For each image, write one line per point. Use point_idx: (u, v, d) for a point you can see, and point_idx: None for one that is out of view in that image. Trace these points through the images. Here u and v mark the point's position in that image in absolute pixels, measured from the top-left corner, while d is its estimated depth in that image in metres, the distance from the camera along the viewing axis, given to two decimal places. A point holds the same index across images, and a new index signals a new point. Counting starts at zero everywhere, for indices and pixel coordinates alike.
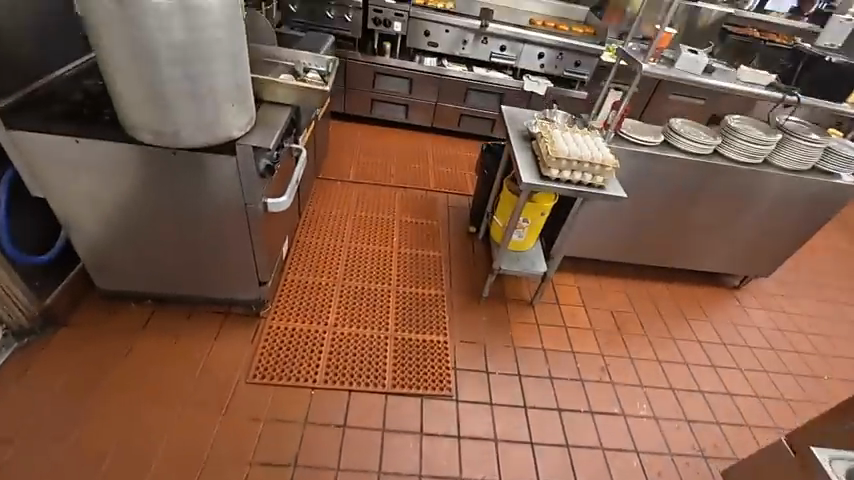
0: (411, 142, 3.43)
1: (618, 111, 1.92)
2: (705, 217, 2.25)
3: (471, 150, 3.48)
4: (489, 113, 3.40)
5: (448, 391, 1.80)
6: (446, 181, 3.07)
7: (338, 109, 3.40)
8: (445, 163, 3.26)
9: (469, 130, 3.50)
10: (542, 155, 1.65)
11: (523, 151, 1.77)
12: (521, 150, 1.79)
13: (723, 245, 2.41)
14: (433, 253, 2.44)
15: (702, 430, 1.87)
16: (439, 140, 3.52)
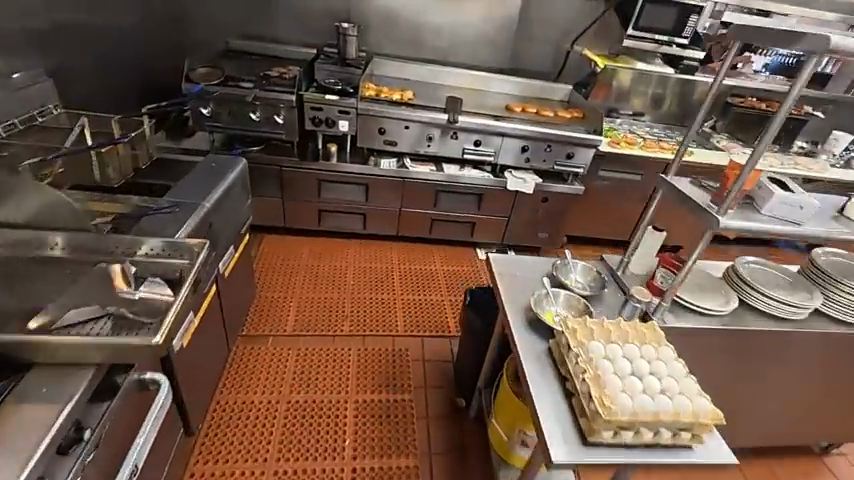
0: (374, 257, 2.72)
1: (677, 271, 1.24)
2: (782, 393, 1.52)
3: (449, 261, 2.80)
4: (466, 217, 2.77)
5: None
6: (421, 315, 2.33)
7: (278, 223, 2.69)
8: (418, 285, 2.55)
9: (443, 236, 2.84)
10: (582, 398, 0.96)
11: (541, 370, 1.07)
12: (538, 366, 1.08)
13: (799, 418, 1.65)
14: (407, 459, 1.65)
15: None
16: (408, 250, 2.83)
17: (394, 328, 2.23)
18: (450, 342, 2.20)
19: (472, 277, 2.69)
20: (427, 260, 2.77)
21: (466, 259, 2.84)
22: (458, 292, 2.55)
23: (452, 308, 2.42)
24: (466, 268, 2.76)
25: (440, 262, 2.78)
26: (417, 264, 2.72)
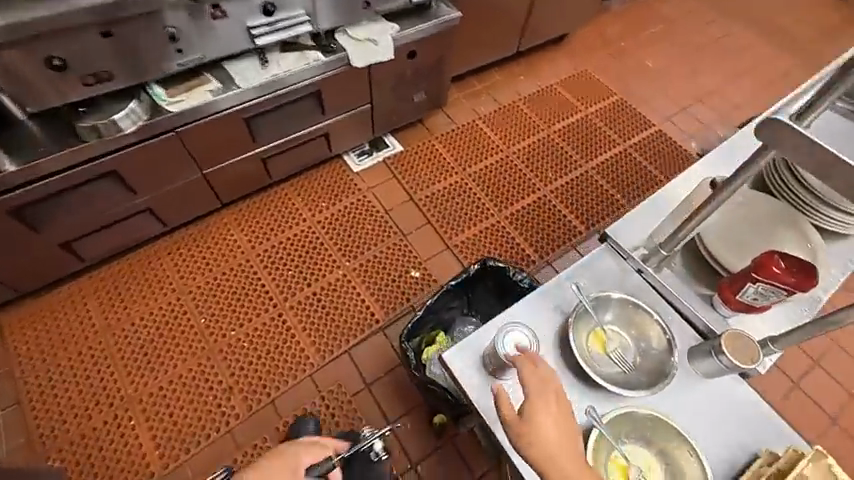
0: (211, 260, 1.72)
1: (779, 288, 0.73)
2: None
3: (320, 203, 1.90)
4: (311, 132, 1.75)
5: None
6: (329, 322, 1.63)
7: (12, 295, 1.51)
8: (299, 273, 1.72)
9: (291, 170, 1.85)
10: None
11: None
12: None
13: None
14: None
15: None
16: (254, 218, 1.83)
17: (306, 366, 1.54)
18: (385, 338, 1.61)
19: (362, 214, 1.89)
20: (289, 221, 1.84)
21: (340, 187, 1.95)
22: (357, 251, 1.79)
23: (362, 283, 1.72)
24: (347, 202, 1.91)
25: (308, 213, 1.87)
26: (280, 236, 1.80)
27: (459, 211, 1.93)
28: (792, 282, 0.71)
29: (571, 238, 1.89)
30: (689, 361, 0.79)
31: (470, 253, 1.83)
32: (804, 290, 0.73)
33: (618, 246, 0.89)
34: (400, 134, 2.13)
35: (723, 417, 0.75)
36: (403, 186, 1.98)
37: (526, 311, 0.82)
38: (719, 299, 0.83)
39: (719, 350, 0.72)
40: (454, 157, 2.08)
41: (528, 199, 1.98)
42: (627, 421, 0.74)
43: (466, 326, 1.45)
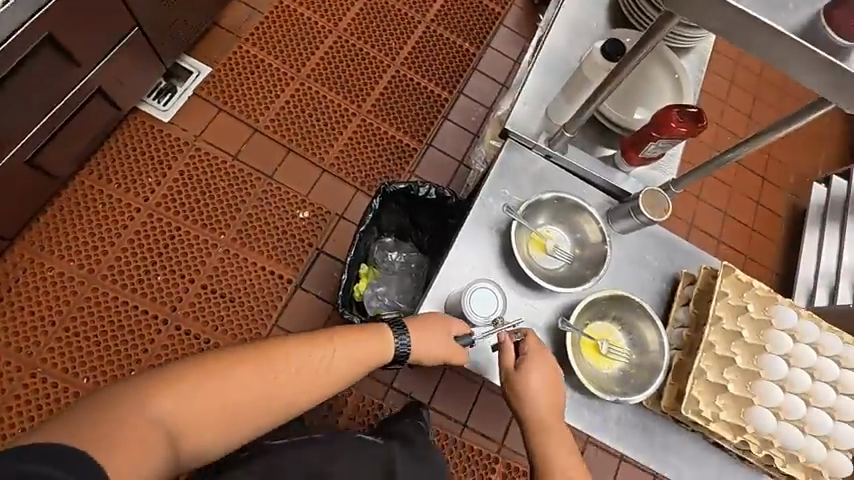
0: (46, 312, 1.33)
1: (673, 138, 0.89)
2: None
3: (147, 182, 1.49)
4: (78, 97, 1.26)
5: None
6: (238, 308, 1.44)
7: None
8: (170, 273, 1.42)
9: (82, 153, 1.39)
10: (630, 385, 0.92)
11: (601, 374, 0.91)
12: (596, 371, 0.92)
13: None
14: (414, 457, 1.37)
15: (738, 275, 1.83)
16: (72, 237, 1.40)
17: None
18: (306, 294, 1.48)
19: (208, 173, 1.54)
20: (120, 220, 1.44)
21: (162, 152, 1.53)
22: (226, 218, 1.51)
23: (252, 251, 1.49)
24: (182, 168, 1.53)
25: (139, 201, 1.47)
26: (119, 243, 1.42)
27: (316, 123, 1.67)
28: (683, 131, 0.87)
29: (440, 108, 1.78)
30: (608, 220, 0.99)
31: (349, 166, 1.65)
32: (696, 136, 0.88)
33: (521, 135, 1.01)
34: (201, 51, 1.66)
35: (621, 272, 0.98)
36: (239, 120, 1.62)
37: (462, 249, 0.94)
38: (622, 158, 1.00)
39: (637, 209, 0.91)
40: (280, 60, 1.71)
41: (383, 82, 1.77)
42: (589, 310, 0.93)
43: (388, 246, 1.34)
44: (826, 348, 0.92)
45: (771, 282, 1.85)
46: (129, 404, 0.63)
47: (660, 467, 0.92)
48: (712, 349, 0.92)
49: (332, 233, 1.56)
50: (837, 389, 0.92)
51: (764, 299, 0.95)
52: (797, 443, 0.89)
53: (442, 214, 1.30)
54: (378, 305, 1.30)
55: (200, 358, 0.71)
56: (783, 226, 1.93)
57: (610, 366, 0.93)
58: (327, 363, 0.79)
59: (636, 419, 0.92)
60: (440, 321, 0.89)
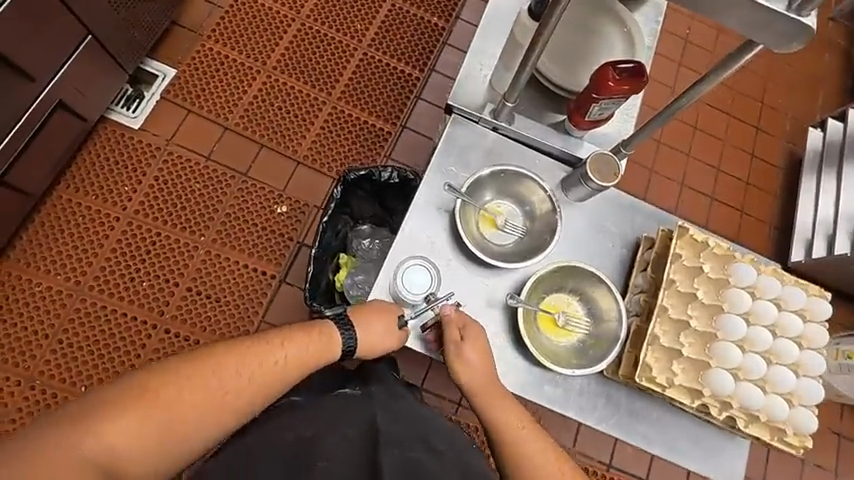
0: (39, 327, 1.36)
1: (614, 97, 0.86)
2: None
3: (123, 191, 1.50)
4: (41, 111, 1.26)
5: None
6: (224, 307, 1.45)
7: None
8: (155, 279, 1.44)
9: (54, 167, 1.39)
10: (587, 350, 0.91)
11: (551, 343, 0.91)
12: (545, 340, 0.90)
13: None
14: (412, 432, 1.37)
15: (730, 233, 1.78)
16: (56, 252, 1.42)
17: None
18: (291, 287, 1.49)
19: (182, 176, 1.54)
20: (101, 231, 1.45)
21: (134, 159, 1.53)
22: (204, 220, 1.51)
23: (233, 250, 1.50)
24: (156, 173, 1.53)
25: (118, 210, 1.48)
26: (102, 254, 1.44)
27: (287, 115, 1.64)
28: (623, 89, 0.84)
29: (412, 88, 1.74)
30: (562, 190, 0.97)
31: (323, 156, 1.63)
32: (640, 91, 0.86)
33: (465, 111, 0.98)
34: (163, 51, 1.64)
35: (579, 240, 0.96)
36: (209, 119, 1.60)
37: (410, 228, 0.92)
38: (571, 124, 0.96)
39: (585, 175, 0.89)
40: (244, 54, 1.68)
41: (351, 66, 1.73)
42: (544, 283, 0.92)
43: (363, 233, 1.33)
44: (788, 303, 0.89)
45: (768, 235, 1.80)
46: (64, 441, 0.63)
47: (628, 435, 0.91)
48: (666, 312, 0.90)
49: (311, 225, 1.56)
50: (801, 344, 0.90)
51: (722, 257, 0.91)
52: (758, 402, 0.86)
53: (410, 197, 1.29)
54: (358, 292, 1.26)
55: (140, 376, 0.71)
56: (780, 177, 1.86)
57: (568, 336, 0.92)
58: (280, 366, 0.78)
59: (601, 388, 0.92)
60: (385, 309, 0.87)
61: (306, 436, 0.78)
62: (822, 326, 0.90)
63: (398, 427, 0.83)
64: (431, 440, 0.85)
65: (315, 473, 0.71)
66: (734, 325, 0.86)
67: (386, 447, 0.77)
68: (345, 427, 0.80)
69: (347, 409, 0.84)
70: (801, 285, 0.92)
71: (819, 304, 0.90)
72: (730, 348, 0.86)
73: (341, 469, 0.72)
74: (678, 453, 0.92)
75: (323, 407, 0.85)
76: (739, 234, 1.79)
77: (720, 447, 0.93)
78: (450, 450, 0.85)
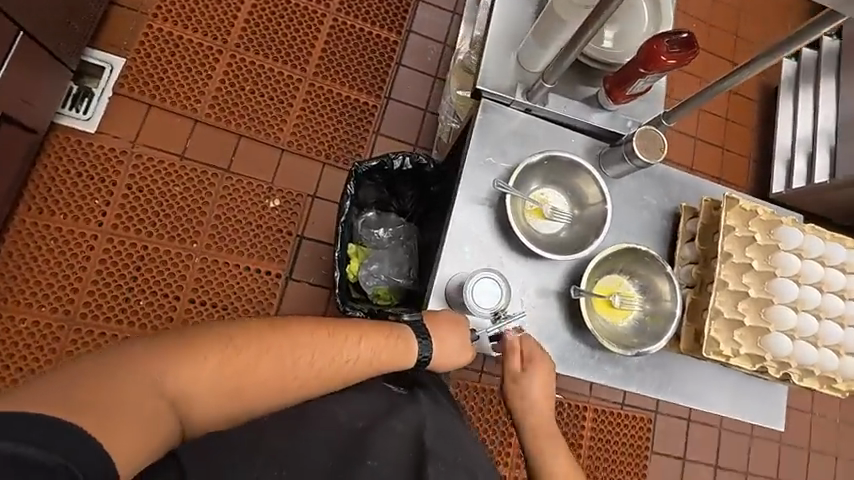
0: (35, 364, 1.26)
1: (656, 72, 0.82)
2: None
3: (95, 205, 1.36)
4: None
5: (645, 448, 1.63)
6: (232, 315, 1.39)
7: None
8: (152, 296, 1.35)
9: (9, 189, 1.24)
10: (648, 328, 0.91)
11: (614, 325, 0.90)
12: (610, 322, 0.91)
13: None
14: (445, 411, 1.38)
15: (712, 172, 1.84)
16: (34, 282, 1.29)
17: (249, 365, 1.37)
18: (298, 284, 1.44)
19: (158, 181, 1.40)
20: (80, 252, 1.33)
21: (100, 168, 1.37)
22: (192, 225, 1.40)
23: (230, 253, 1.41)
24: (128, 180, 1.39)
25: (94, 226, 1.35)
26: (87, 277, 1.32)
27: (261, 99, 1.51)
28: (668, 65, 0.80)
29: (392, 54, 1.62)
30: (601, 166, 0.95)
31: (308, 140, 1.52)
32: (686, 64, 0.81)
33: (496, 96, 0.96)
34: (105, 39, 1.44)
35: (621, 216, 0.96)
36: (175, 112, 1.45)
37: (455, 223, 0.90)
38: (606, 97, 0.94)
39: (630, 152, 0.88)
40: (201, 33, 1.50)
41: (323, 36, 1.58)
42: (599, 268, 0.91)
43: (372, 223, 1.26)
44: (831, 259, 0.93)
45: (748, 169, 1.86)
46: (144, 370, 0.61)
47: (680, 400, 0.94)
48: (724, 286, 0.91)
49: (311, 216, 1.48)
50: (845, 296, 0.93)
51: (768, 222, 0.93)
52: (812, 357, 0.89)
53: (422, 182, 1.24)
54: (376, 283, 1.23)
55: (218, 331, 0.67)
56: (756, 111, 1.91)
57: (626, 316, 0.92)
58: (354, 358, 0.74)
59: (657, 362, 0.94)
60: (457, 321, 0.83)
61: (359, 427, 0.71)
62: None
63: (443, 442, 0.73)
64: (470, 465, 0.72)
65: (364, 472, 0.64)
66: (786, 289, 0.88)
67: (432, 459, 0.68)
68: (394, 420, 0.72)
69: (396, 406, 0.76)
70: (839, 240, 0.95)
71: None
72: (786, 311, 0.88)
73: (388, 469, 0.66)
74: (723, 407, 0.95)
75: (372, 397, 0.77)
76: (723, 171, 1.84)
77: (770, 399, 0.97)
78: (489, 478, 0.73)
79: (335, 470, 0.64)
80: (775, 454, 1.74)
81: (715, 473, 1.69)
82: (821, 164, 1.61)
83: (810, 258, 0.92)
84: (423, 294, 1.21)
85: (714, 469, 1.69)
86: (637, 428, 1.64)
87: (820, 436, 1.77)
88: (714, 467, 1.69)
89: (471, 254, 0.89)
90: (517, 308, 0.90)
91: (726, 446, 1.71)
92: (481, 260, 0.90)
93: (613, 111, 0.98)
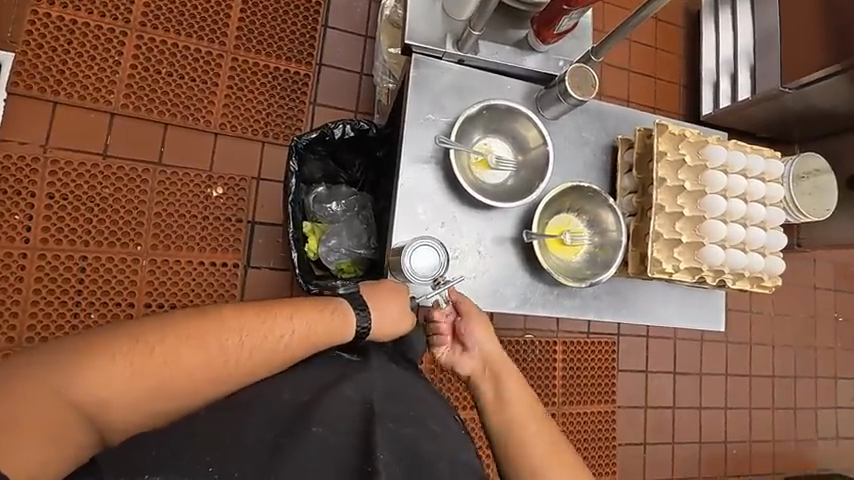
0: None
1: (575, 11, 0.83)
2: None
3: (16, 221, 1.24)
4: None
5: (612, 369, 1.77)
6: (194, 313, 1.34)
7: None
8: (103, 307, 1.28)
9: None
10: (601, 259, 0.96)
11: (568, 265, 0.95)
12: (566, 263, 0.95)
13: None
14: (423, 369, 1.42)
15: (645, 101, 1.90)
16: None
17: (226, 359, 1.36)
18: (259, 271, 1.40)
19: (83, 185, 1.30)
20: (11, 274, 1.22)
21: (12, 179, 1.25)
22: (132, 227, 1.32)
23: (180, 251, 1.35)
24: (47, 189, 1.27)
25: (20, 243, 1.24)
26: (26, 299, 1.23)
27: (182, 81, 1.39)
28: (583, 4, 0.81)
29: (316, 17, 1.52)
30: (539, 109, 0.97)
31: (241, 120, 1.43)
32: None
33: (427, 49, 0.93)
34: None
35: (562, 155, 0.99)
36: (86, 107, 1.32)
37: (403, 186, 0.89)
38: (536, 40, 0.94)
39: (565, 92, 0.89)
40: (98, 14, 1.34)
41: (237, 4, 1.46)
42: (548, 209, 0.95)
43: (322, 198, 1.22)
44: (752, 171, 1.00)
45: (679, 95, 1.94)
46: (45, 379, 0.55)
47: (633, 318, 1.01)
48: (662, 210, 0.96)
49: (259, 199, 1.42)
50: (766, 203, 1.02)
51: (695, 144, 0.98)
52: (741, 261, 0.97)
53: (367, 148, 1.22)
54: (337, 257, 1.20)
55: (137, 326, 0.60)
56: (681, 36, 1.97)
57: (578, 250, 0.97)
58: (286, 336, 0.67)
59: (610, 288, 1.00)
60: (396, 290, 0.79)
61: (304, 401, 0.66)
62: (779, 184, 1.02)
63: (394, 403, 0.68)
64: (426, 419, 0.68)
65: (309, 439, 0.60)
66: (715, 203, 0.94)
67: (381, 420, 0.64)
68: (345, 386, 0.68)
69: (346, 372, 0.70)
70: (758, 152, 1.03)
71: (774, 164, 1.02)
72: (717, 224, 0.95)
73: (335, 436, 0.61)
74: (672, 319, 1.04)
75: (321, 369, 0.70)
76: (656, 100, 1.91)
77: (711, 305, 1.06)
78: (449, 429, 0.69)
79: (276, 443, 0.59)
80: (723, 352, 1.94)
81: (674, 378, 1.87)
82: (742, 82, 1.70)
83: (734, 172, 0.99)
84: (385, 261, 1.19)
85: (672, 375, 1.87)
86: (602, 352, 1.77)
87: (759, 330, 1.99)
88: (672, 373, 1.87)
89: (425, 215, 0.90)
90: (475, 258, 0.92)
91: (680, 354, 1.88)
92: (435, 218, 0.91)
93: (545, 52, 0.98)
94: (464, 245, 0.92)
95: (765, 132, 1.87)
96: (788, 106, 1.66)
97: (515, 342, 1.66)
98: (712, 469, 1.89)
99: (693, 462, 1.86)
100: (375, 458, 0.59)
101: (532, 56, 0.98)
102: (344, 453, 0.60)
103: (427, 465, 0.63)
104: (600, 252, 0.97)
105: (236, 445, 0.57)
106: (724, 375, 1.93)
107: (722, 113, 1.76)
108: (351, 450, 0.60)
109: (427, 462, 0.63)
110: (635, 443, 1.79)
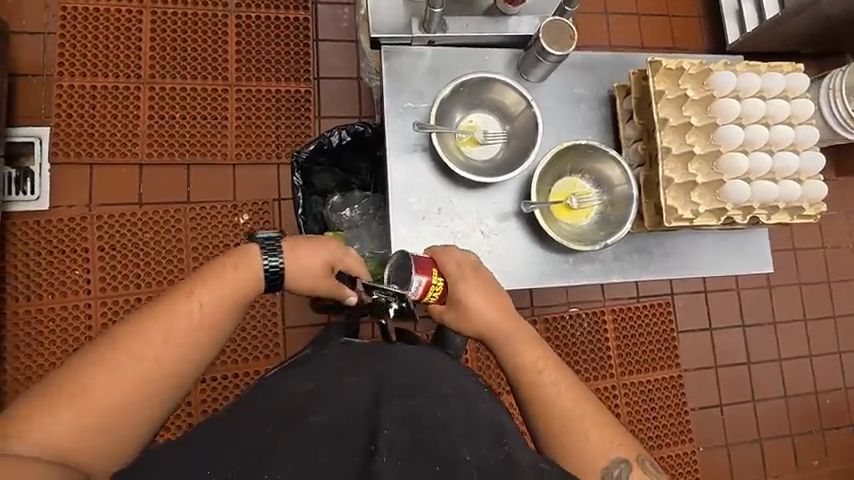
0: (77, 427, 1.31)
1: None
2: None
3: (77, 276, 1.37)
4: None
5: (671, 333, 1.67)
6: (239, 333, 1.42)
7: None
8: None
9: None
10: (607, 218, 0.91)
11: (578, 231, 0.91)
12: (575, 230, 0.91)
13: None
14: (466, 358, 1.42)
15: (661, 42, 1.77)
16: (50, 365, 1.33)
17: None
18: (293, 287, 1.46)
19: (127, 233, 1.41)
20: (81, 323, 1.36)
21: (67, 238, 1.38)
22: (176, 265, 1.41)
23: None
24: (98, 242, 1.39)
25: (83, 295, 1.37)
26: None
27: (195, 121, 1.48)
28: None
29: (307, 33, 1.55)
30: (522, 75, 0.93)
31: (255, 147, 1.49)
32: None
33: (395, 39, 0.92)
34: (25, 113, 1.41)
35: (548, 115, 0.95)
36: (117, 162, 1.43)
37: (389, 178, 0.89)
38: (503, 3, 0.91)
39: (542, 51, 0.85)
40: (112, 76, 1.45)
41: (232, 37, 1.52)
42: (548, 175, 0.91)
43: (338, 206, 1.25)
44: (771, 91, 0.91)
45: (700, 27, 1.79)
46: (48, 404, 0.60)
47: (662, 274, 0.95)
48: (670, 153, 0.89)
49: (282, 220, 1.47)
50: (793, 124, 0.92)
51: (698, 75, 0.90)
52: (775, 193, 0.88)
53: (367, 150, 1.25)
54: None
55: None
56: None
57: (587, 213, 0.92)
58: (219, 287, 0.70)
59: (630, 246, 0.95)
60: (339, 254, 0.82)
61: (308, 390, 0.62)
62: (807, 99, 0.92)
63: (400, 377, 0.65)
64: (436, 385, 0.66)
65: (306, 429, 0.57)
66: (730, 134, 0.86)
67: (386, 401, 0.60)
68: (348, 374, 0.64)
69: (353, 361, 0.67)
70: (776, 69, 0.92)
71: (796, 79, 0.92)
72: (736, 155, 0.86)
73: (336, 422, 0.58)
74: (707, 271, 0.97)
75: (328, 359, 0.68)
76: (674, 38, 1.77)
77: (751, 246, 0.97)
78: (460, 392, 0.67)
79: (275, 437, 0.57)
80: (798, 295, 1.77)
81: (744, 331, 1.73)
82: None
83: (749, 97, 0.89)
84: None
85: (741, 327, 1.73)
86: (658, 314, 1.67)
87: (838, 266, 1.79)
88: (741, 326, 1.73)
89: (418, 203, 0.89)
90: (481, 236, 0.90)
91: (748, 304, 1.74)
92: (431, 207, 0.90)
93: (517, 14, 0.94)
94: (466, 226, 0.90)
95: (805, 45, 1.68)
96: (822, 14, 1.49)
97: (559, 317, 1.61)
98: (805, 424, 1.72)
99: (781, 418, 1.71)
100: (380, 435, 0.56)
101: (504, 22, 0.94)
102: (343, 438, 0.57)
103: (432, 431, 0.59)
104: (606, 211, 0.92)
105: (237, 445, 0.56)
106: (803, 321, 1.76)
107: (747, 37, 1.61)
108: (352, 434, 0.57)
109: (434, 431, 0.59)
110: (710, 406, 1.68)
